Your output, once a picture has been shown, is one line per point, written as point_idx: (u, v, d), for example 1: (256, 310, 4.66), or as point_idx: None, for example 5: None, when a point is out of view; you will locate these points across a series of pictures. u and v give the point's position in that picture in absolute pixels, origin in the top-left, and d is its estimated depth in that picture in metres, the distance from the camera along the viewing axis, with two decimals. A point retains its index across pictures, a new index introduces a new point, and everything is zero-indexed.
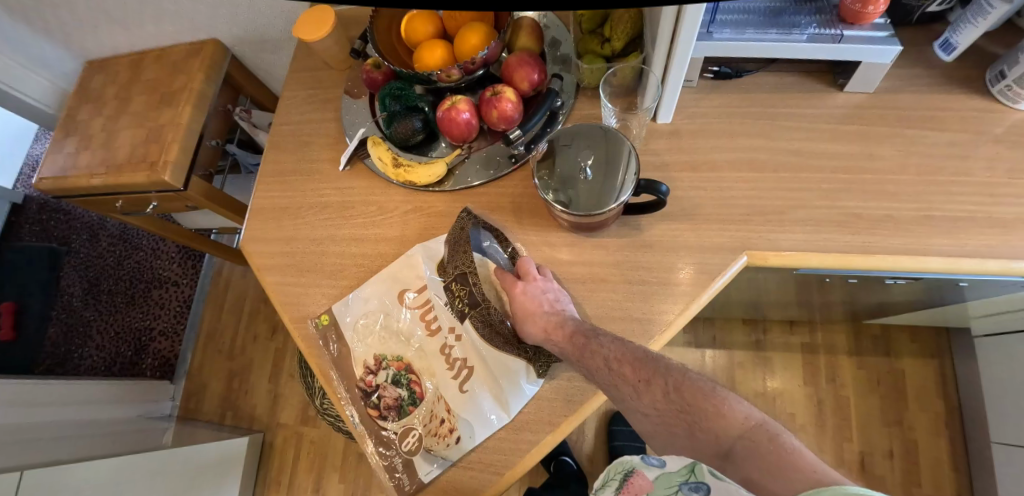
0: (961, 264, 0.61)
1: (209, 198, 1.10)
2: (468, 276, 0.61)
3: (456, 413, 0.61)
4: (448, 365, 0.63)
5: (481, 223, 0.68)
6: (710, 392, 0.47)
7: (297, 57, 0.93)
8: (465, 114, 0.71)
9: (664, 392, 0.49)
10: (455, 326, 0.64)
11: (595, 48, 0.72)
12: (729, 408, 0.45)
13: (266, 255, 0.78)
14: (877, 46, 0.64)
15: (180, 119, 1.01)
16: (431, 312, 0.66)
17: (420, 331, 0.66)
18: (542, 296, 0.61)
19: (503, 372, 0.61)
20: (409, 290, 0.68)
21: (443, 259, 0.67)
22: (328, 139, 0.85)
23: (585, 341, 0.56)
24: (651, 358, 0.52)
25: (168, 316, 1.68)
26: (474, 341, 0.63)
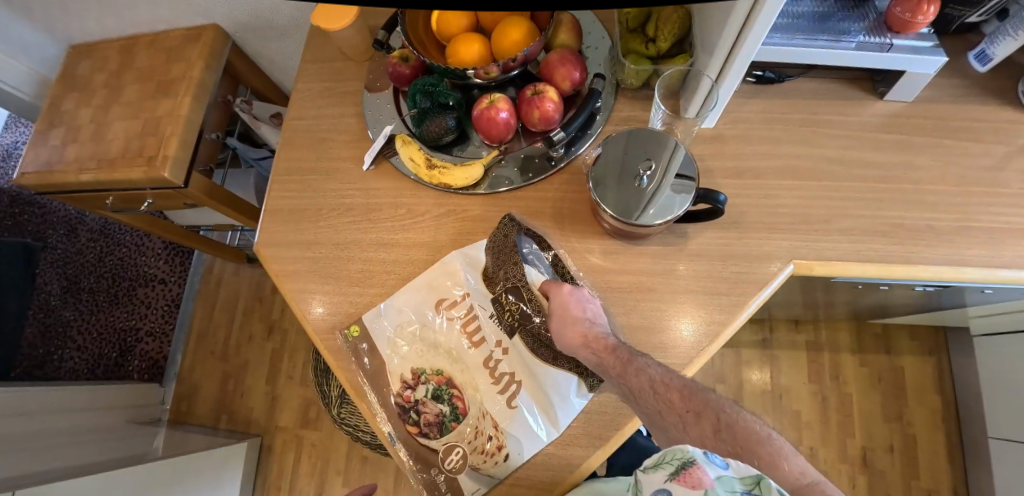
0: (1003, 275, 0.61)
1: (209, 195, 1.03)
2: (521, 291, 0.62)
3: (504, 429, 0.59)
4: (493, 379, 0.61)
5: (524, 230, 0.67)
6: (765, 442, 0.40)
7: (312, 48, 0.88)
8: (504, 113, 0.68)
9: (713, 430, 0.43)
10: (502, 339, 0.62)
11: (639, 48, 0.70)
12: (786, 463, 0.38)
13: (286, 260, 0.74)
14: (922, 57, 0.64)
15: (179, 110, 0.94)
16: (473, 323, 0.64)
17: (463, 343, 0.63)
18: (581, 308, 0.59)
19: (551, 386, 0.59)
20: (447, 300, 0.65)
21: (486, 267, 0.65)
22: (350, 135, 0.81)
23: (628, 359, 0.51)
24: (701, 390, 0.47)
25: (155, 316, 1.61)
26: (523, 355, 0.61)
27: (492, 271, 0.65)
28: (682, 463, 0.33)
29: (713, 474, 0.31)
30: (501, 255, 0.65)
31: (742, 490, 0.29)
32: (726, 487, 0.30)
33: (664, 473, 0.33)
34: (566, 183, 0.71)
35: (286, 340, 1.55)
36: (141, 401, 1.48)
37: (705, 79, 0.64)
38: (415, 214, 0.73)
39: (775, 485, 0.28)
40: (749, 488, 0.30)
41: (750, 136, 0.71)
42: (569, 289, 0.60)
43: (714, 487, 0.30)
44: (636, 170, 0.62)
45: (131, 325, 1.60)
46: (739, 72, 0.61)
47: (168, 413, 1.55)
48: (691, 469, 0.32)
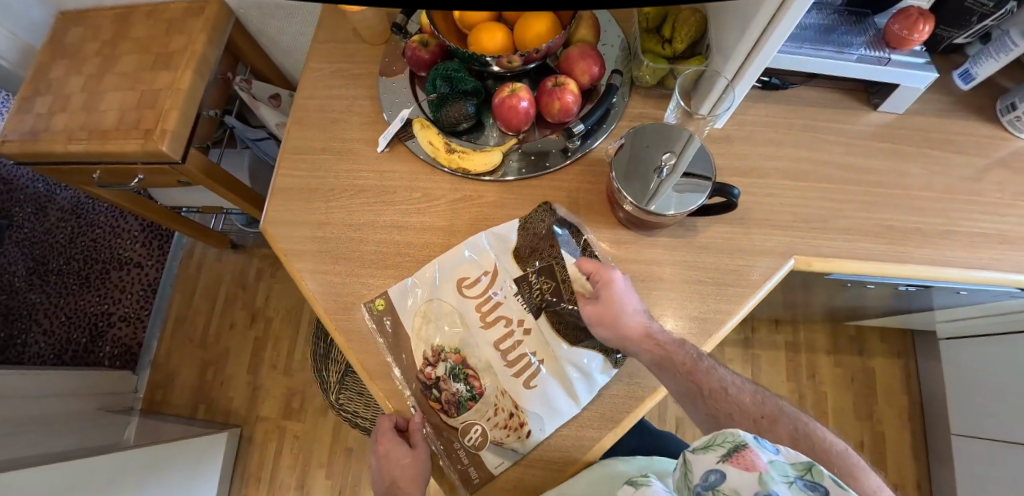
0: (979, 275, 0.67)
1: (206, 173, 1.01)
2: (554, 269, 0.64)
3: (525, 407, 0.60)
4: (508, 362, 0.61)
5: (560, 220, 0.69)
6: (839, 451, 0.47)
7: (324, 28, 0.87)
8: (525, 102, 0.70)
9: (791, 437, 0.50)
10: (522, 318, 0.63)
11: (655, 47, 0.73)
12: (863, 474, 0.45)
13: (294, 240, 0.73)
14: (915, 71, 0.69)
15: (180, 83, 0.91)
16: (495, 302, 0.64)
17: (480, 322, 0.64)
18: (635, 301, 0.60)
19: (574, 364, 0.61)
20: (469, 278, 0.65)
21: (518, 247, 0.66)
22: (364, 117, 0.80)
23: (695, 360, 0.56)
24: (774, 402, 0.53)
25: (130, 301, 1.54)
26: (545, 334, 0.62)
27: (521, 250, 0.66)
28: (735, 446, 0.37)
29: (766, 458, 0.35)
30: (534, 239, 0.67)
31: (795, 475, 0.34)
32: (779, 471, 0.34)
33: (715, 455, 0.38)
34: (581, 175, 0.73)
35: (269, 328, 1.51)
36: (113, 389, 1.41)
37: (717, 76, 0.67)
38: (431, 199, 0.73)
39: (828, 472, 0.33)
40: (799, 473, 0.34)
41: (755, 138, 0.75)
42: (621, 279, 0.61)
43: (769, 470, 0.34)
44: (648, 163, 0.64)
45: (102, 309, 1.53)
46: (752, 75, 0.64)
47: (142, 402, 1.48)
48: (744, 452, 0.36)
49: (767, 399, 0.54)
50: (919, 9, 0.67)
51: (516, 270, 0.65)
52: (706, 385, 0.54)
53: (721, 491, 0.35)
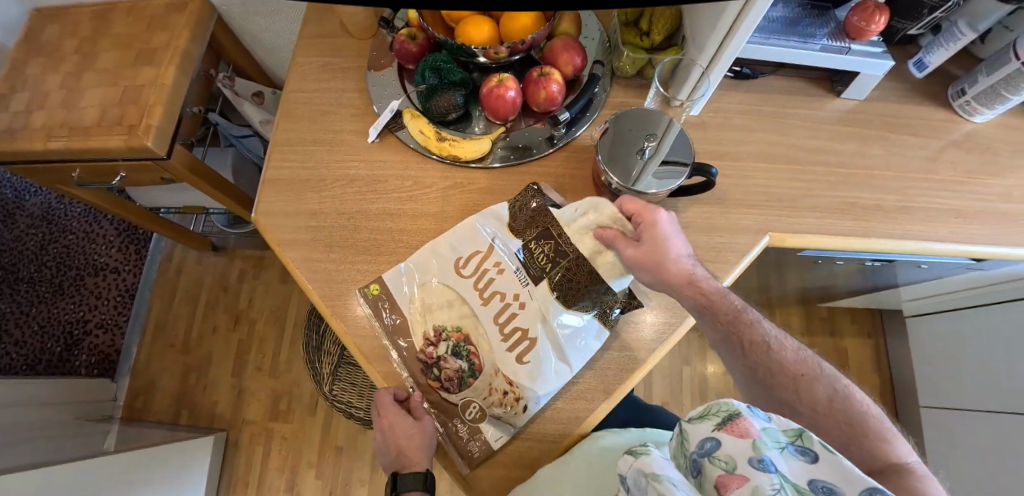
0: (937, 247, 0.72)
1: (191, 169, 1.00)
2: (551, 232, 0.64)
3: (520, 383, 0.60)
4: (504, 336, 0.62)
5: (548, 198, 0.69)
6: (869, 416, 0.54)
7: (311, 23, 0.88)
8: (512, 92, 0.72)
9: (829, 397, 0.56)
10: (519, 293, 0.64)
11: (634, 39, 0.77)
12: (889, 438, 0.52)
13: (286, 229, 0.73)
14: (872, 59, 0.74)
15: (164, 79, 0.91)
16: (487, 280, 0.65)
17: (477, 300, 0.64)
18: (682, 247, 0.62)
19: (568, 335, 0.62)
20: (464, 259, 0.67)
21: (511, 222, 0.67)
22: (354, 109, 0.81)
23: (740, 311, 0.60)
24: (815, 362, 0.59)
25: (106, 307, 1.50)
26: (545, 302, 0.62)
27: (518, 223, 0.67)
28: (729, 415, 0.41)
29: (759, 426, 0.40)
30: (526, 212, 0.67)
31: (787, 440, 0.39)
32: (772, 438, 0.39)
33: (711, 424, 0.42)
34: (568, 160, 0.76)
35: (254, 330, 1.49)
36: (91, 397, 1.37)
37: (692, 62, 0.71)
38: (422, 187, 0.75)
39: (817, 438, 0.38)
40: (790, 438, 0.39)
41: (730, 124, 0.79)
42: (669, 223, 0.62)
43: (761, 437, 0.39)
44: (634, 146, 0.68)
45: (77, 317, 1.49)
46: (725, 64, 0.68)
47: (121, 410, 1.44)
48: (738, 421, 0.40)
49: (805, 355, 0.60)
50: (874, 2, 0.72)
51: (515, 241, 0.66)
52: (749, 338, 0.59)
53: (717, 458, 0.39)
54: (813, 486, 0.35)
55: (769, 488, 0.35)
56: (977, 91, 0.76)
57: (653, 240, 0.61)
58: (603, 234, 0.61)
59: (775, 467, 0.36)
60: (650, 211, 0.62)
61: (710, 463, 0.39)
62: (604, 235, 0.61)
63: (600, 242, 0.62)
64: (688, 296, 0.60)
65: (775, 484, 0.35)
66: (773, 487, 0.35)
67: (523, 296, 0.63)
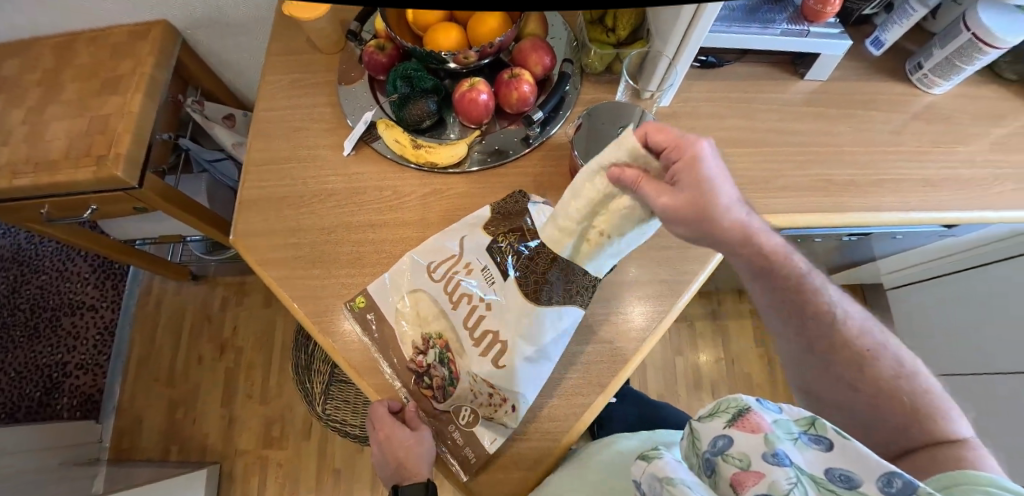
0: (908, 216, 0.74)
1: (164, 197, 0.98)
2: (522, 228, 0.61)
3: (499, 385, 0.58)
4: (475, 340, 0.59)
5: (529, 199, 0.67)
6: (931, 397, 0.54)
7: (278, 40, 0.87)
8: (484, 95, 0.73)
9: (895, 373, 0.56)
10: (485, 292, 0.60)
11: (601, 36, 0.78)
12: (953, 418, 0.52)
13: (266, 249, 0.72)
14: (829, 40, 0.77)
15: (131, 106, 0.89)
16: (455, 283, 0.62)
17: (449, 304, 0.62)
18: (732, 193, 0.51)
19: (540, 334, 0.57)
20: (434, 263, 0.64)
21: (485, 220, 0.65)
22: (327, 124, 0.81)
23: (804, 275, 0.58)
24: (881, 339, 0.58)
25: (85, 347, 1.46)
26: (514, 300, 0.58)
27: (491, 222, 0.64)
28: (739, 412, 0.44)
29: (770, 419, 0.42)
30: (507, 213, 0.65)
31: (800, 430, 0.41)
32: (785, 431, 0.41)
33: (723, 421, 0.44)
34: (544, 158, 0.76)
35: (240, 357, 1.46)
36: (76, 441, 1.32)
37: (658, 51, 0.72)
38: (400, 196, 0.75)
39: (830, 425, 0.41)
40: (804, 428, 0.42)
41: (700, 112, 0.80)
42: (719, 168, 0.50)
43: (773, 430, 0.41)
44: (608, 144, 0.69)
45: (55, 359, 1.44)
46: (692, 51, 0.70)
47: (108, 452, 1.39)
48: (749, 416, 0.43)
49: (871, 328, 0.59)
50: None
51: (484, 236, 0.62)
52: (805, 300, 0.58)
53: (730, 456, 0.41)
54: (830, 475, 0.37)
55: (785, 481, 0.37)
56: (933, 64, 0.79)
57: (699, 184, 0.49)
58: (620, 174, 0.50)
59: (790, 460, 0.38)
60: (688, 143, 0.49)
61: (724, 461, 0.41)
62: (627, 178, 0.49)
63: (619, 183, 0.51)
64: (738, 251, 0.55)
65: (791, 478, 0.37)
66: (789, 481, 0.37)
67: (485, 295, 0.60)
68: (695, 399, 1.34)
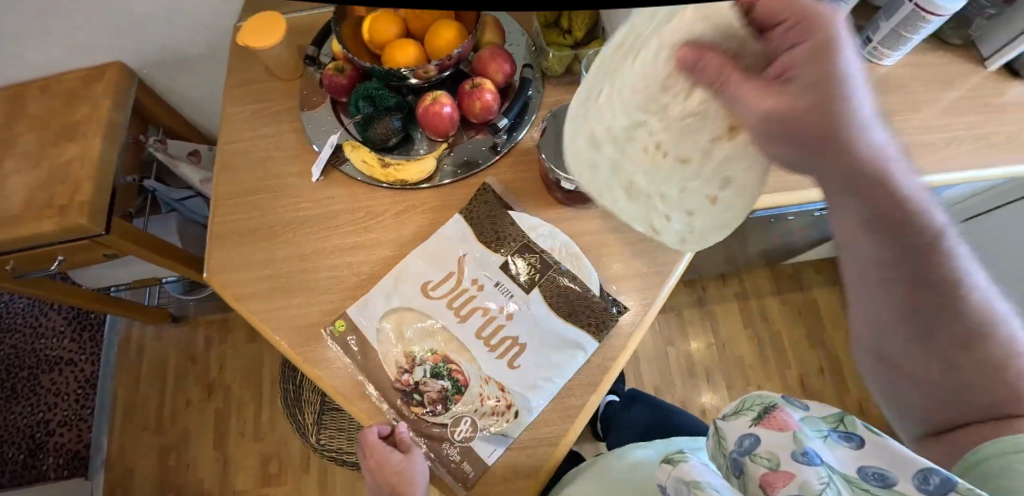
0: None
1: (133, 240, 0.96)
2: (532, 247, 0.68)
3: (510, 389, 0.62)
4: (491, 347, 0.64)
5: (502, 203, 0.72)
6: None
7: (235, 72, 0.87)
8: (448, 107, 0.73)
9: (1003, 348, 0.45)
10: (500, 305, 0.66)
11: (557, 39, 0.77)
12: None
13: (242, 283, 0.71)
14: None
15: (91, 152, 0.88)
16: (462, 299, 0.67)
17: (455, 319, 0.66)
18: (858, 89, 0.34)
19: (558, 337, 0.64)
20: (432, 282, 0.67)
21: (480, 235, 0.70)
22: (293, 151, 0.80)
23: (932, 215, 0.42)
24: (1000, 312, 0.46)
25: (67, 402, 1.41)
26: (533, 310, 0.65)
27: (486, 236, 0.70)
28: (765, 409, 0.45)
29: (796, 416, 0.43)
30: (486, 220, 0.71)
31: (829, 427, 0.42)
32: (814, 428, 0.42)
33: (747, 419, 0.45)
34: (513, 163, 0.76)
35: (229, 396, 1.43)
36: None
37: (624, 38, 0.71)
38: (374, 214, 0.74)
39: (858, 420, 0.41)
40: (832, 424, 0.43)
41: None
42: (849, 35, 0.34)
43: (800, 428, 0.42)
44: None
45: (37, 419, 1.39)
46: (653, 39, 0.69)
47: None
48: (773, 414, 0.44)
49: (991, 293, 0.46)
50: None
51: (494, 256, 0.68)
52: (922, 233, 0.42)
53: (758, 455, 0.42)
54: (864, 472, 0.38)
55: (816, 481, 0.37)
56: (881, 36, 0.81)
57: (817, 68, 0.33)
58: (690, 54, 0.31)
59: (821, 459, 0.39)
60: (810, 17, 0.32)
61: (751, 461, 0.42)
62: (704, 61, 0.31)
63: (688, 66, 0.32)
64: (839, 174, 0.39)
65: (822, 477, 0.38)
66: (821, 481, 0.37)
67: (502, 307, 0.66)
68: (690, 387, 1.35)
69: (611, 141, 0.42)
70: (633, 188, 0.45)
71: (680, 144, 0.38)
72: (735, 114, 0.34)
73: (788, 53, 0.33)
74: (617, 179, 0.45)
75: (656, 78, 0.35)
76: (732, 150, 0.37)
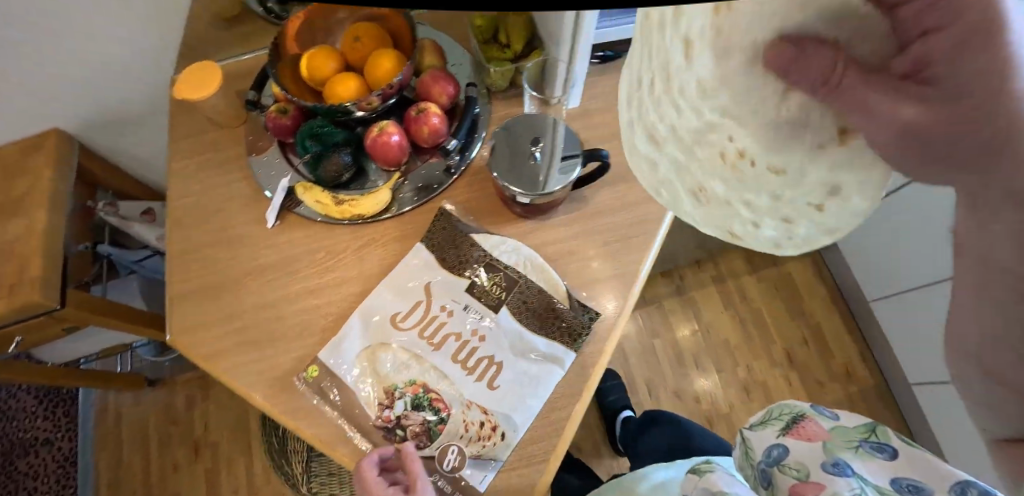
0: None
1: (93, 310, 0.92)
2: (496, 265, 0.68)
3: (493, 411, 0.61)
4: (469, 370, 0.63)
5: (461, 223, 0.72)
6: None
7: (177, 125, 0.85)
8: (396, 136, 0.72)
9: None
10: (473, 327, 0.65)
11: (498, 54, 0.79)
12: None
13: (207, 342, 0.69)
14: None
15: (36, 225, 0.85)
16: (433, 326, 0.66)
17: (429, 347, 0.65)
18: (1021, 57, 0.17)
19: (534, 352, 0.64)
20: (401, 313, 0.67)
21: (443, 260, 0.69)
22: (245, 198, 0.78)
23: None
24: None
25: (47, 485, 1.35)
26: (506, 327, 0.65)
27: (449, 261, 0.69)
28: (792, 419, 0.54)
29: (830, 426, 0.52)
30: (448, 243, 0.70)
31: (861, 437, 0.51)
32: (847, 439, 0.51)
33: (774, 430, 0.54)
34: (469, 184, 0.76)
35: (218, 453, 1.38)
36: None
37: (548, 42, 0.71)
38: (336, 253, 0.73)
39: (890, 432, 0.50)
40: (864, 434, 0.51)
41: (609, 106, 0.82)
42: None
43: (829, 439, 0.51)
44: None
45: None
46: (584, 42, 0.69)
47: None
48: (803, 425, 0.53)
49: None
50: None
51: (460, 279, 0.68)
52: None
53: (787, 466, 0.51)
54: (901, 485, 0.46)
55: (848, 489, 0.46)
56: None
57: (992, 51, 0.17)
58: (793, 43, 0.14)
59: (851, 470, 0.48)
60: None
61: (780, 471, 0.51)
62: (811, 74, 0.14)
63: (774, 75, 0.15)
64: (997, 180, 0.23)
65: (852, 487, 0.46)
66: (852, 488, 0.46)
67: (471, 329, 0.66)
68: (681, 376, 1.36)
69: (674, 139, 0.20)
70: (700, 195, 0.20)
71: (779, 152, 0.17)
72: (852, 136, 0.17)
73: (942, 27, 0.16)
74: (678, 195, 0.22)
75: (729, 83, 0.16)
76: (847, 158, 0.17)
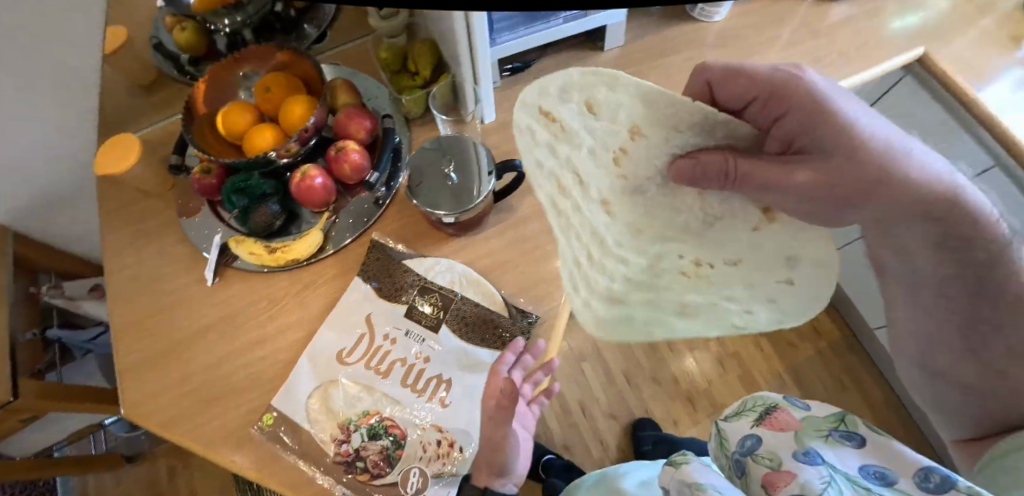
0: None
1: (48, 397, 0.91)
2: (429, 286, 0.70)
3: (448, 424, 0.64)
4: (419, 391, 0.65)
5: (391, 249, 0.74)
6: None
7: (105, 199, 0.85)
8: (318, 178, 0.74)
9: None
10: (418, 351, 0.67)
11: (409, 83, 0.83)
12: None
13: (159, 409, 0.69)
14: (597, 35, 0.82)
15: None
16: (380, 358, 0.68)
17: (379, 376, 0.67)
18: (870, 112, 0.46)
19: (481, 362, 0.66)
20: (347, 349, 0.68)
21: (380, 290, 0.71)
22: (181, 261, 0.79)
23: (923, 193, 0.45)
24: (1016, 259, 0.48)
25: None
26: (450, 344, 0.67)
27: (385, 289, 0.71)
28: (766, 409, 0.48)
29: (800, 416, 0.46)
30: (381, 270, 0.72)
31: (831, 427, 0.44)
32: (815, 427, 0.44)
33: (749, 420, 0.48)
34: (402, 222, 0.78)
35: None
36: None
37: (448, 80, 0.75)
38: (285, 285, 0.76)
39: (857, 418, 0.44)
40: (834, 424, 0.44)
41: None
42: (822, 78, 0.46)
43: (800, 427, 0.45)
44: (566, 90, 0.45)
45: None
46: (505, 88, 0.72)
47: None
48: (776, 415, 0.47)
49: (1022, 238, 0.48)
50: None
51: (399, 306, 0.70)
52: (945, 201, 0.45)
53: (761, 457, 0.44)
54: (867, 471, 0.40)
55: (817, 481, 0.39)
56: None
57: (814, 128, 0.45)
58: (684, 167, 0.43)
59: (822, 459, 0.41)
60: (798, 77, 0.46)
61: (754, 462, 0.45)
62: (701, 171, 0.42)
63: (687, 179, 0.44)
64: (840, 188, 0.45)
65: (824, 477, 0.39)
66: (822, 481, 0.39)
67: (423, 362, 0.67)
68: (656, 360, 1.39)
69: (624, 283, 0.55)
70: (686, 308, 0.56)
71: (719, 258, 0.54)
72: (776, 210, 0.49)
73: (786, 122, 0.46)
74: (665, 311, 0.56)
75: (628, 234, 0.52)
76: (780, 227, 0.50)
